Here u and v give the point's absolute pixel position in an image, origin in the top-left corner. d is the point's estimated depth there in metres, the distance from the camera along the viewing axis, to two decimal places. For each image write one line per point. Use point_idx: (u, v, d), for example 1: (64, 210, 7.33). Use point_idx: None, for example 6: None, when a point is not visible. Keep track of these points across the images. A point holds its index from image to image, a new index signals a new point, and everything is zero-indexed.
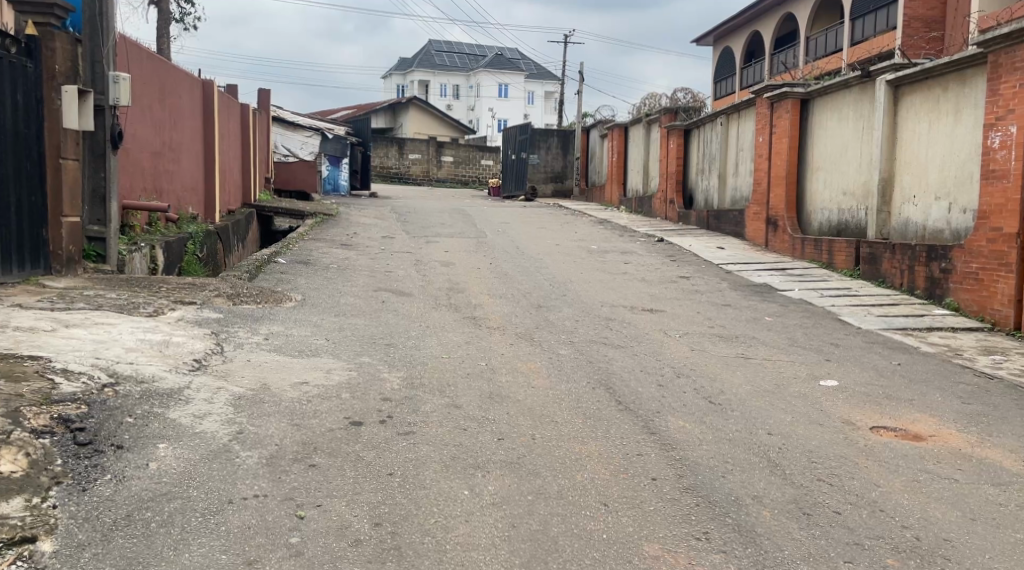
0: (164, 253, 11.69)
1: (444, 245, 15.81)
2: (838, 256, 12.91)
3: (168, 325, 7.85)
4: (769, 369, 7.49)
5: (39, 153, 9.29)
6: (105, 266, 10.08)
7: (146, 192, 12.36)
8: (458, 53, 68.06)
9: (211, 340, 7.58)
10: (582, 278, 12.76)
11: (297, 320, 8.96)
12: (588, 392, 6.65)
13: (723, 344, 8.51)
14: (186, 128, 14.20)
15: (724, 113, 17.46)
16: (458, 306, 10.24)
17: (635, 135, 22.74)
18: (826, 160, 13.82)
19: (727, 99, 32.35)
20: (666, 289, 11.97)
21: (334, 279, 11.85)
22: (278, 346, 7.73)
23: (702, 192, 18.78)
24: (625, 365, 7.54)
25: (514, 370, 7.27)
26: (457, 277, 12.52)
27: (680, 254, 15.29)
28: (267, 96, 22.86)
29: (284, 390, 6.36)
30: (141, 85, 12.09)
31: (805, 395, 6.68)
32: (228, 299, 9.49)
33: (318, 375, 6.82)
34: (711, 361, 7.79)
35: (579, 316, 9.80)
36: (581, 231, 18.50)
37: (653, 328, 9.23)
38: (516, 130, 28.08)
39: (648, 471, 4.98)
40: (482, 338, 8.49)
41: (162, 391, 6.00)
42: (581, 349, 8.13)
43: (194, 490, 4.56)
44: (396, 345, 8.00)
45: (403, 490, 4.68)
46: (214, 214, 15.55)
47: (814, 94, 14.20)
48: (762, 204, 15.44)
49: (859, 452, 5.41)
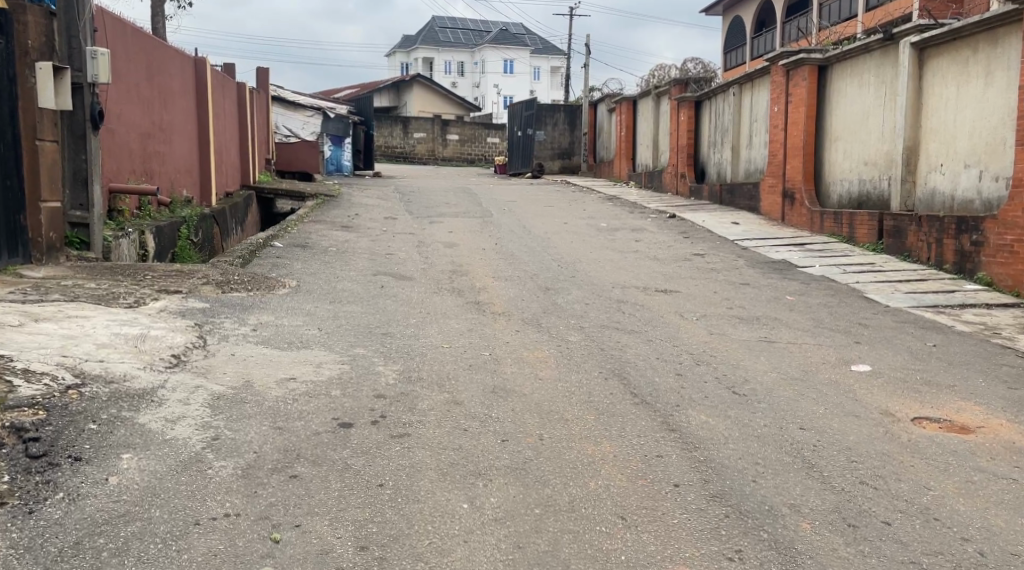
0: (154, 239, 11.14)
1: (447, 225, 15.26)
2: (859, 229, 12.35)
3: (148, 317, 7.35)
4: (794, 354, 6.92)
5: (13, 135, 8.77)
6: (89, 253, 9.58)
7: (134, 174, 11.82)
8: (462, 29, 67.24)
9: (193, 332, 7.06)
10: (591, 258, 12.20)
11: (288, 309, 8.43)
12: (598, 384, 6.10)
13: (744, 327, 7.95)
14: (178, 108, 13.68)
15: (737, 83, 16.83)
16: (461, 290, 9.69)
17: (643, 109, 22.11)
18: (846, 128, 13.22)
19: (738, 69, 31.53)
20: (680, 268, 11.40)
21: (331, 264, 11.31)
22: (266, 338, 7.20)
23: (715, 165, 18.16)
24: (639, 352, 6.98)
25: (520, 360, 6.73)
26: (460, 259, 11.96)
27: (693, 230, 14.71)
28: (266, 75, 22.25)
29: (269, 387, 5.83)
30: (128, 64, 11.56)
31: (836, 383, 6.12)
32: (217, 287, 8.97)
33: (306, 369, 6.29)
34: (731, 346, 7.24)
35: (589, 299, 9.25)
36: (589, 208, 17.89)
37: (668, 311, 8.68)
38: (521, 106, 27.45)
39: (670, 477, 4.43)
40: (485, 325, 7.95)
41: (133, 392, 5.48)
42: (592, 335, 7.60)
43: (156, 510, 4.04)
44: (393, 335, 7.46)
45: (395, 505, 4.14)
46: (211, 197, 15.06)
47: (832, 59, 13.56)
48: (778, 176, 14.84)
49: (901, 447, 4.84)
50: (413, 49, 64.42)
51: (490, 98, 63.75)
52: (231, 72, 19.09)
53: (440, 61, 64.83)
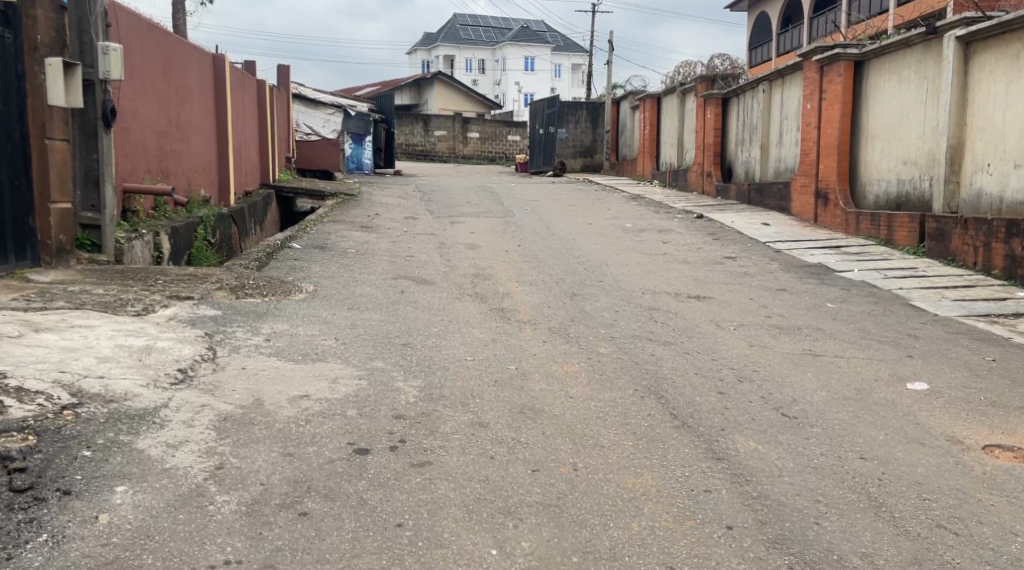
0: (169, 240, 10.75)
1: (469, 226, 14.83)
2: (898, 232, 11.84)
3: (156, 326, 6.94)
4: (844, 369, 6.44)
5: (21, 133, 8.40)
6: (101, 256, 9.18)
7: (149, 174, 11.46)
8: (484, 26, 66.84)
9: (202, 343, 6.65)
10: (618, 261, 11.75)
11: (304, 316, 8.01)
12: (634, 403, 5.64)
13: (786, 338, 7.49)
14: (196, 106, 13.32)
15: (767, 79, 16.31)
16: (483, 296, 9.27)
17: (668, 106, 21.62)
18: (884, 126, 12.70)
19: (764, 66, 30.96)
20: (712, 272, 10.93)
21: (350, 266, 10.91)
22: (279, 350, 6.78)
23: (743, 163, 17.64)
24: (676, 366, 6.53)
25: (548, 375, 6.28)
26: (482, 261, 11.53)
27: (722, 231, 14.22)
28: (286, 72, 21.90)
29: (280, 406, 5.41)
30: (144, 61, 11.17)
31: (893, 403, 5.65)
32: (230, 292, 8.57)
33: (320, 385, 5.87)
34: (775, 360, 6.77)
35: (618, 306, 8.79)
36: (614, 207, 17.41)
37: (704, 320, 8.22)
38: (543, 104, 26.98)
39: (721, 517, 4.05)
40: (511, 336, 7.50)
41: (134, 412, 5.07)
42: (624, 347, 7.14)
43: (148, 556, 3.74)
44: (413, 346, 7.02)
45: (415, 551, 3.81)
46: (229, 196, 14.70)
47: (869, 54, 13.04)
48: (811, 176, 14.33)
49: (975, 483, 4.39)
50: (434, 46, 64.05)
51: (510, 95, 63.31)
52: (250, 68, 18.75)
53: (461, 58, 64.46)
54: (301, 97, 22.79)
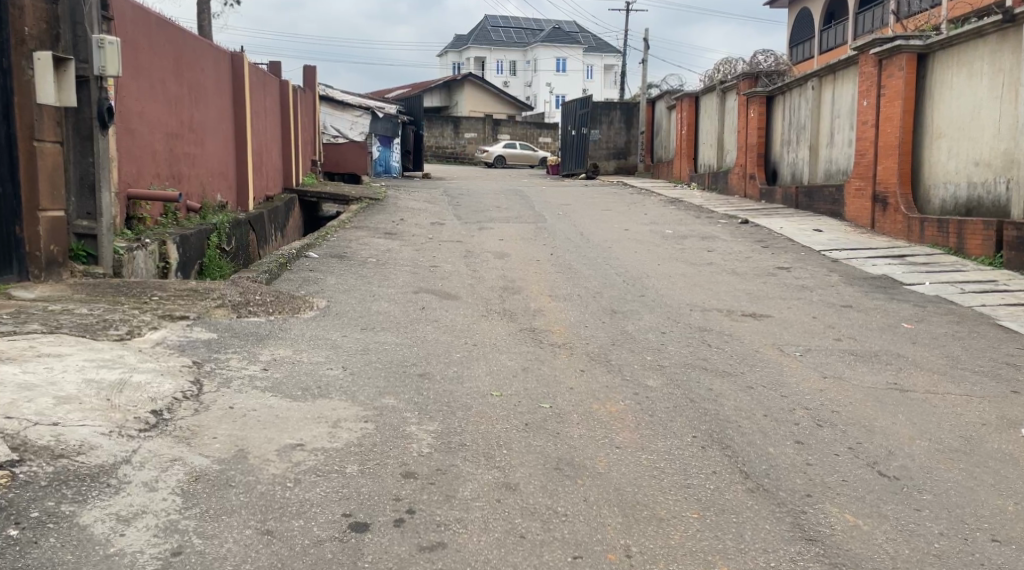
0: (178, 249, 9.62)
1: (499, 231, 13.94)
2: (970, 240, 11.01)
3: (137, 353, 5.95)
4: (942, 412, 5.53)
5: (6, 133, 7.31)
6: (97, 268, 7.91)
7: (159, 178, 10.41)
8: (515, 27, 65.95)
9: (188, 376, 5.66)
10: (660, 272, 10.73)
11: (311, 340, 7.06)
12: (695, 457, 4.66)
13: (865, 369, 6.57)
14: (212, 105, 12.36)
15: (817, 75, 15.24)
16: (513, 314, 8.30)
17: (707, 106, 20.59)
18: (952, 124, 11.69)
19: (804, 65, 29.94)
20: (767, 285, 9.93)
21: (369, 277, 10.05)
22: (276, 384, 5.78)
23: (789, 165, 16.56)
24: (741, 405, 5.53)
25: (588, 416, 5.32)
26: (512, 272, 10.60)
27: (771, 238, 13.20)
28: (313, 72, 21.03)
29: (267, 461, 4.42)
30: (153, 55, 10.14)
31: (1013, 458, 4.76)
32: (231, 309, 7.61)
33: (318, 430, 4.89)
34: (855, 397, 5.83)
35: (664, 326, 7.81)
36: (651, 212, 16.40)
37: (763, 344, 7.25)
38: (575, 104, 26.01)
39: None
40: (544, 363, 6.54)
41: (86, 472, 4.12)
42: (675, 378, 6.15)
43: None
44: (432, 377, 6.08)
45: None
46: (248, 202, 13.79)
47: (934, 46, 11.97)
48: (866, 178, 13.27)
49: None
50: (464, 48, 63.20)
51: (541, 97, 62.43)
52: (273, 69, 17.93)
53: (490, 60, 63.56)
54: (326, 98, 21.91)
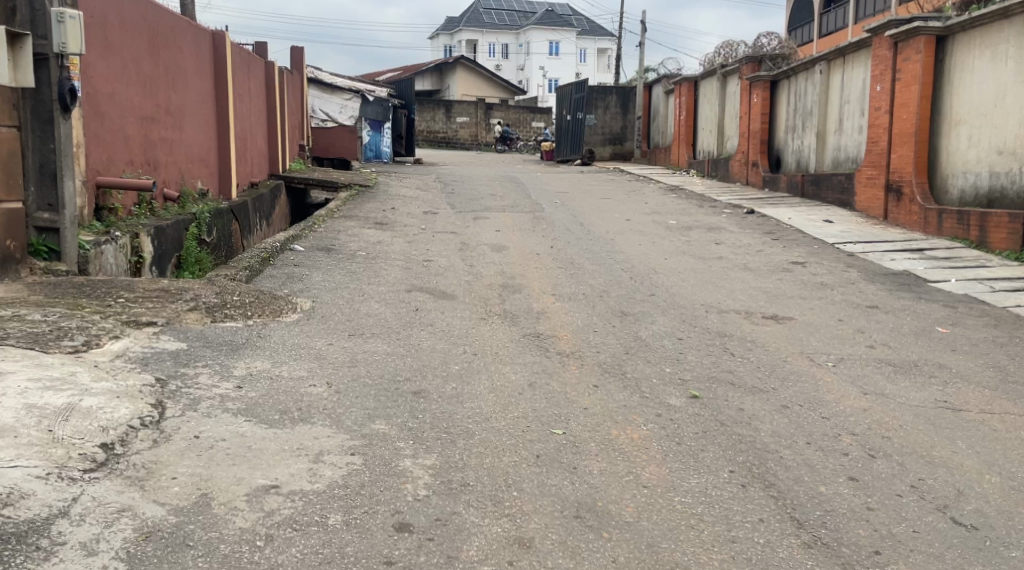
0: (153, 241, 8.88)
1: (494, 222, 13.22)
2: (993, 234, 10.38)
3: (92, 369, 5.21)
4: (1007, 438, 4.88)
5: None
6: (59, 265, 7.13)
7: (133, 165, 9.65)
8: (508, 9, 64.95)
9: (149, 399, 4.92)
10: (669, 268, 10.04)
11: (292, 349, 6.35)
12: (734, 499, 4.02)
13: (907, 382, 5.92)
14: (191, 88, 11.62)
15: (826, 58, 14.52)
16: (515, 316, 7.61)
17: (707, 90, 19.83)
18: (972, 110, 11.03)
19: (806, 49, 29.23)
20: (784, 282, 9.26)
21: (358, 274, 9.32)
22: (250, 406, 5.06)
23: (793, 153, 15.89)
24: (779, 431, 4.85)
25: (609, 445, 4.63)
26: (511, 267, 9.91)
27: (781, 229, 12.54)
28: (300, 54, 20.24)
29: (231, 510, 3.78)
30: (126, 33, 9.36)
31: None
32: (205, 314, 6.87)
33: (298, 467, 4.18)
34: (903, 417, 5.18)
35: (679, 332, 7.12)
36: (652, 201, 15.69)
37: (791, 353, 6.58)
38: (570, 87, 25.19)
39: None
40: (553, 377, 5.85)
41: (13, 531, 3.51)
42: (702, 396, 5.47)
43: None
44: (429, 395, 5.39)
45: None
46: (230, 189, 13.07)
47: (955, 28, 11.28)
48: (879, 166, 12.59)
49: None
50: (456, 31, 62.24)
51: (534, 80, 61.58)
52: (259, 50, 17.13)
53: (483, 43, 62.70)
54: (314, 82, 21.11)
